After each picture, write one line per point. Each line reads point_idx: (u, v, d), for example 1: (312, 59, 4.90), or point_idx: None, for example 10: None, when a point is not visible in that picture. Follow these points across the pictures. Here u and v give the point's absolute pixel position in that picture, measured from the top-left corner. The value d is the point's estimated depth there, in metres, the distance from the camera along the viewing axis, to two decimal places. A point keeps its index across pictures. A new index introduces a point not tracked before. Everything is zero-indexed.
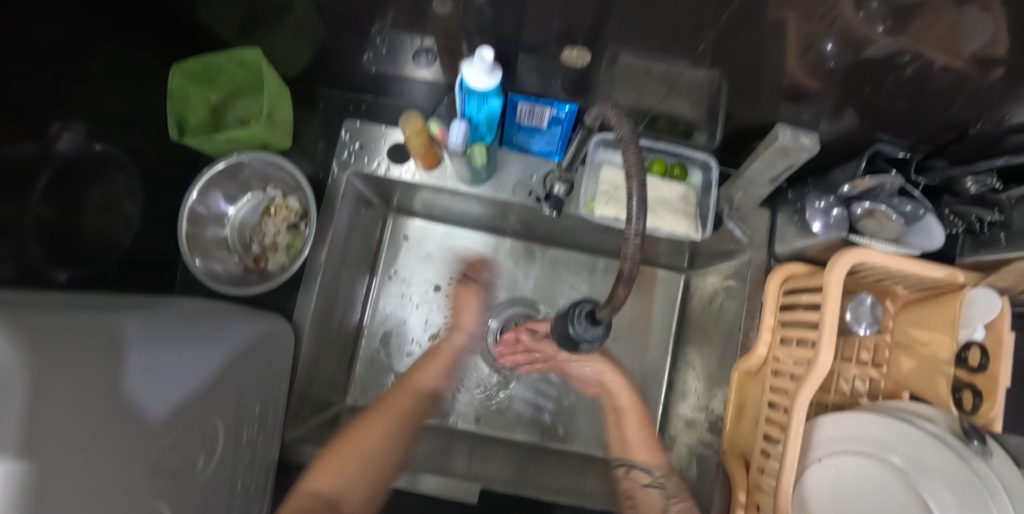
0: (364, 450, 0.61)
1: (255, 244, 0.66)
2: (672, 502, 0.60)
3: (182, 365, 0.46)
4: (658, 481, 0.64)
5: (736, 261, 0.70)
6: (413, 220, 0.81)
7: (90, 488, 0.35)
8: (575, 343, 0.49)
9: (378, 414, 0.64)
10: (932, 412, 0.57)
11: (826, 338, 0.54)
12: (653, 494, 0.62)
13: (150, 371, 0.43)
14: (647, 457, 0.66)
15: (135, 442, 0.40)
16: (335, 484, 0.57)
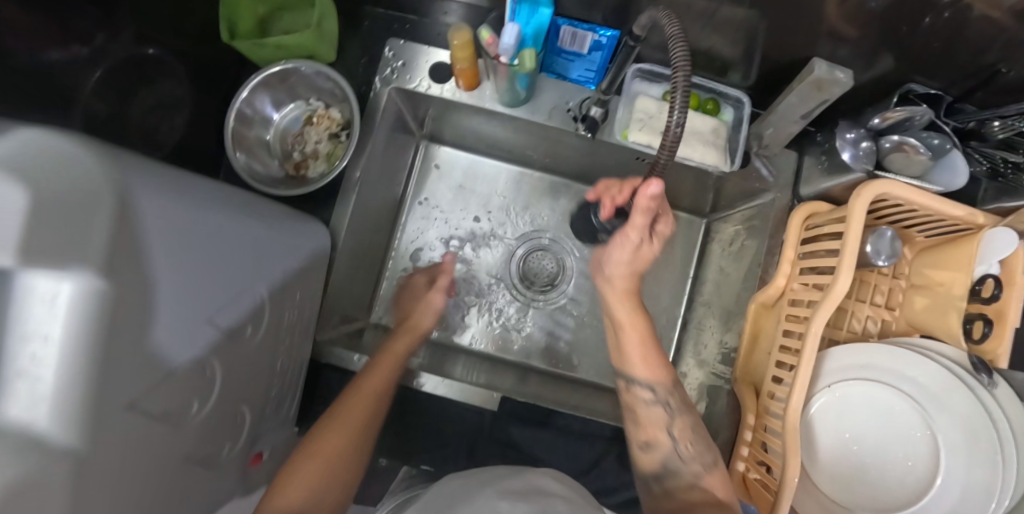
0: (343, 451, 0.52)
1: (297, 152, 0.69)
2: (674, 417, 0.56)
3: (238, 233, 0.48)
4: (661, 399, 0.57)
5: (759, 201, 0.71)
6: (443, 148, 0.83)
7: (160, 323, 0.38)
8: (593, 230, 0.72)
9: (330, 426, 0.53)
10: (944, 348, 0.58)
11: (845, 263, 0.55)
12: (658, 411, 0.56)
13: (217, 232, 0.45)
14: (646, 373, 0.57)
15: (201, 294, 0.42)
16: (311, 486, 0.48)
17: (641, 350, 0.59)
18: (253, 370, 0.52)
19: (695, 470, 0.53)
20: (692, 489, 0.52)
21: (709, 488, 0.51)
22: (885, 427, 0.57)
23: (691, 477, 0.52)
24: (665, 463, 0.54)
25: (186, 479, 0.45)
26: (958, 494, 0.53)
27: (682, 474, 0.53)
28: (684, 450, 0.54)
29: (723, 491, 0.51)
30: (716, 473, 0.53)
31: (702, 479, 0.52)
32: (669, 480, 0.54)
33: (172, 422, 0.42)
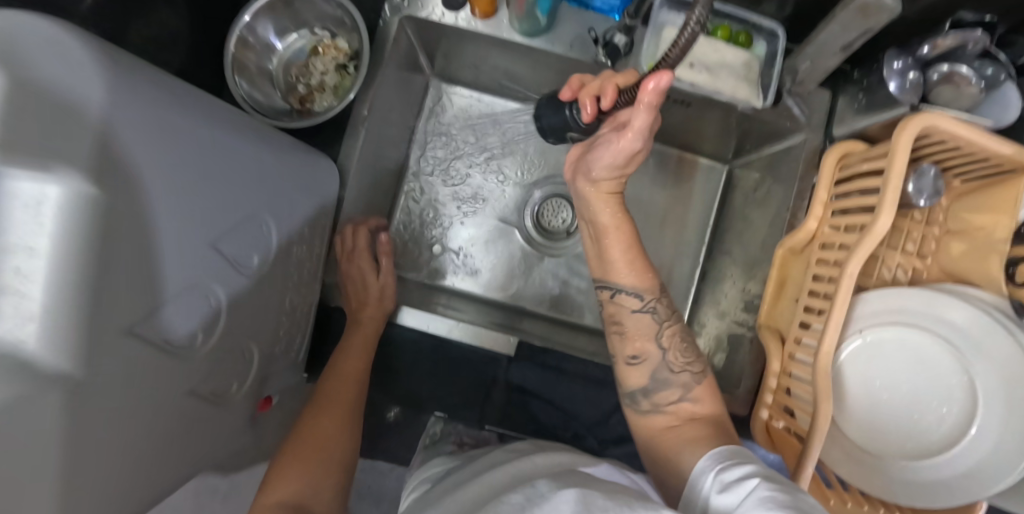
0: (329, 440, 0.48)
1: (301, 84, 0.65)
2: (666, 326, 0.53)
3: (239, 155, 0.44)
4: (650, 306, 0.54)
5: (787, 143, 0.67)
6: (455, 88, 0.80)
7: (157, 243, 0.35)
8: (563, 131, 0.57)
9: (315, 411, 0.50)
10: (979, 294, 0.56)
11: (887, 201, 0.51)
12: (645, 318, 0.53)
13: (216, 150, 0.41)
14: (632, 280, 0.54)
15: (202, 215, 0.39)
16: (294, 487, 0.42)
17: (627, 257, 0.54)
18: (260, 310, 0.49)
19: (686, 381, 0.51)
20: (676, 402, 0.51)
21: (697, 400, 0.50)
22: (920, 372, 0.56)
23: (678, 389, 0.51)
24: (656, 382, 0.51)
25: (188, 412, 0.42)
26: (995, 439, 0.52)
27: (671, 383, 0.51)
28: (672, 360, 0.52)
29: (708, 401, 0.51)
30: (704, 384, 0.52)
31: (688, 392, 0.51)
32: (657, 393, 0.51)
33: (172, 352, 0.39)
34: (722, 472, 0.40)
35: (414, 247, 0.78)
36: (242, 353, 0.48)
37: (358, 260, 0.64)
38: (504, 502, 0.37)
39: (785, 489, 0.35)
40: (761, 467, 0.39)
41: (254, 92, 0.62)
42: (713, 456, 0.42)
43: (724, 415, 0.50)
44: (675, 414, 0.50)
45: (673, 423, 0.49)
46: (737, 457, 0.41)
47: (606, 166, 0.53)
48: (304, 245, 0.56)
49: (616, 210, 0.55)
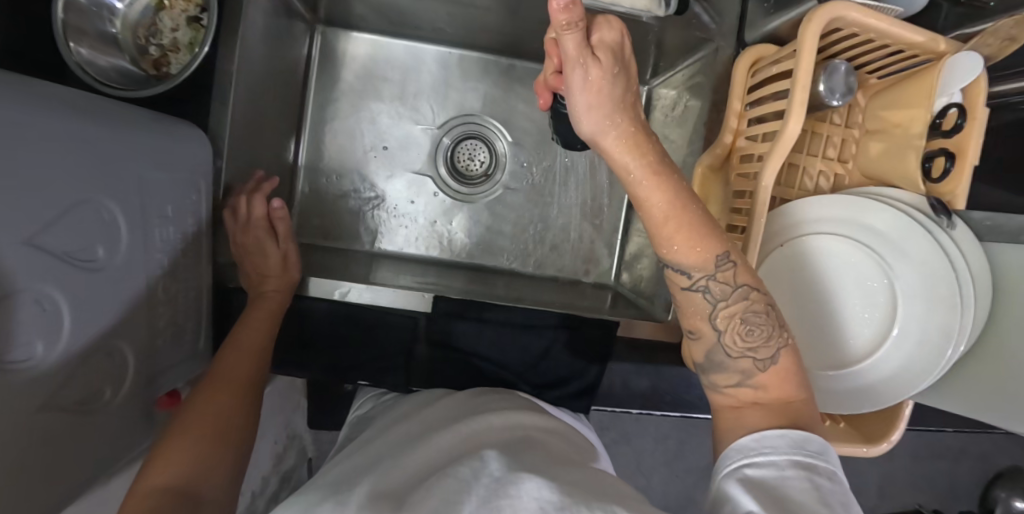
0: (223, 417, 0.44)
1: (152, 46, 0.57)
2: (723, 308, 0.40)
3: (58, 135, 0.37)
4: (702, 284, 0.40)
5: (701, 54, 0.64)
6: (352, 34, 0.73)
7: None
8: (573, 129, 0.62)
9: (208, 389, 0.46)
10: (900, 195, 0.53)
11: (796, 103, 0.48)
12: (694, 298, 0.41)
13: (23, 132, 0.34)
14: (682, 256, 0.39)
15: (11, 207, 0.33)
16: (179, 465, 0.39)
17: (677, 214, 0.39)
18: (126, 305, 0.44)
19: (747, 366, 0.39)
20: (735, 386, 0.40)
21: (761, 386, 0.39)
22: (844, 281, 0.53)
23: (738, 375, 0.39)
24: (711, 361, 0.41)
25: (51, 427, 0.38)
26: (916, 339, 0.51)
27: (723, 365, 0.40)
28: (732, 343, 0.40)
29: (779, 387, 0.38)
30: (776, 369, 0.39)
31: (749, 378, 0.39)
32: (712, 374, 0.41)
33: (8, 369, 0.34)
34: (764, 472, 0.33)
35: (329, 210, 0.74)
36: (112, 354, 0.43)
37: (253, 231, 0.60)
38: (451, 476, 0.38)
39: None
40: (819, 496, 0.31)
41: (95, 58, 0.52)
42: (768, 440, 0.35)
43: (799, 400, 0.38)
44: (733, 399, 0.40)
45: (733, 406, 0.39)
46: (801, 456, 0.34)
47: (586, 118, 0.39)
48: (173, 225, 0.50)
49: (654, 175, 0.38)
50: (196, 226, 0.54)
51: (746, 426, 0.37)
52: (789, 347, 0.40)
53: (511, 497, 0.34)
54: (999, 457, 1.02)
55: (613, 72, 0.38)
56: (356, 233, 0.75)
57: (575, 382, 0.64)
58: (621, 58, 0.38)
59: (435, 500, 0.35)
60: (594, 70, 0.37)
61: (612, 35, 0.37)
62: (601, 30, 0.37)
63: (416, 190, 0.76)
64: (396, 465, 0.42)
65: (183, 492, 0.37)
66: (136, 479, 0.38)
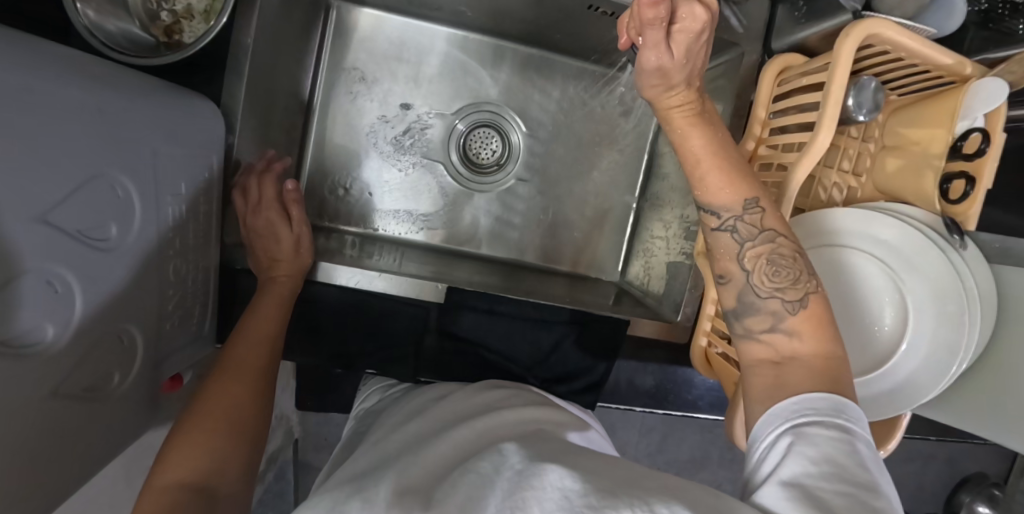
0: (238, 408, 0.43)
1: (164, 11, 0.53)
2: (751, 246, 0.40)
3: (69, 103, 0.34)
4: (730, 223, 0.41)
5: (727, 57, 0.63)
6: (364, 10, 0.70)
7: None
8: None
9: (223, 377, 0.45)
10: (913, 212, 0.55)
11: (827, 117, 0.48)
12: (724, 239, 0.41)
13: (31, 99, 0.31)
14: (717, 193, 0.41)
15: (22, 180, 0.30)
16: (194, 460, 0.38)
17: (713, 157, 0.41)
18: (138, 286, 0.42)
19: (778, 308, 0.38)
20: (768, 331, 0.38)
21: (793, 332, 0.37)
22: (855, 293, 0.55)
23: (768, 317, 0.39)
24: (743, 305, 0.40)
25: (59, 413, 0.36)
26: (924, 352, 0.52)
27: (755, 308, 0.39)
28: (763, 283, 0.39)
29: (813, 336, 0.37)
30: (807, 313, 0.38)
31: (782, 321, 0.38)
32: (745, 319, 0.40)
33: (15, 355, 0.31)
34: (803, 432, 0.31)
35: (337, 191, 0.72)
36: (121, 336, 0.41)
37: (264, 212, 0.57)
38: (471, 471, 0.35)
39: (859, 507, 0.27)
40: (858, 462, 0.29)
41: (103, 21, 0.49)
42: (810, 402, 0.33)
43: (835, 356, 0.36)
44: (770, 347, 0.38)
45: (772, 359, 0.38)
46: (842, 421, 0.32)
47: (647, 83, 0.42)
48: (184, 203, 0.48)
49: (698, 132, 0.41)
50: (206, 204, 0.52)
51: (790, 386, 0.35)
52: (819, 294, 0.39)
53: (535, 488, 0.30)
54: (965, 461, 1.07)
55: (686, 60, 0.40)
56: (365, 217, 0.73)
57: (584, 377, 0.64)
58: (699, 51, 0.40)
59: (461, 497, 0.33)
60: (667, 61, 0.39)
61: (694, 29, 0.38)
62: (684, 20, 0.38)
63: (427, 174, 0.74)
64: (416, 461, 0.41)
65: (201, 488, 0.37)
66: (151, 472, 0.37)
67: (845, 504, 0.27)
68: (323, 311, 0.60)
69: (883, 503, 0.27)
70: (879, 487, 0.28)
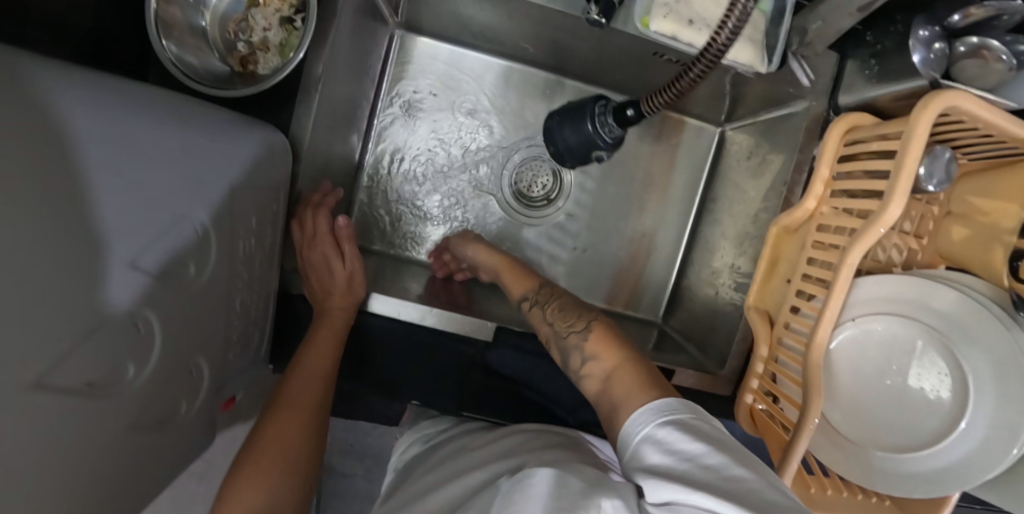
0: (290, 450, 0.45)
1: (241, 42, 0.54)
2: (548, 308, 0.55)
3: (142, 145, 0.36)
4: (527, 304, 0.58)
5: (791, 110, 0.63)
6: (427, 40, 0.72)
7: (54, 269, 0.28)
8: (587, 151, 0.44)
9: (279, 419, 0.47)
10: (973, 282, 0.54)
11: (899, 189, 0.47)
12: (535, 313, 0.56)
13: (111, 147, 0.33)
14: (519, 289, 0.60)
15: (104, 228, 0.32)
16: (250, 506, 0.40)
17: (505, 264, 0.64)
18: (210, 319, 0.44)
19: (578, 338, 0.49)
20: (585, 365, 0.47)
21: (592, 355, 0.47)
22: (908, 362, 0.54)
23: (578, 352, 0.48)
24: (565, 354, 0.50)
25: (133, 446, 0.38)
26: (980, 435, 0.50)
27: (569, 347, 0.50)
28: (563, 327, 0.52)
29: (609, 349, 0.47)
30: (594, 336, 0.49)
31: (585, 351, 0.48)
32: (569, 360, 0.49)
33: (100, 392, 0.33)
34: (657, 433, 0.37)
35: (388, 216, 0.73)
36: (191, 370, 0.43)
37: (319, 245, 0.59)
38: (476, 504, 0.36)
39: (706, 475, 0.32)
40: (691, 434, 0.35)
41: (186, 56, 0.50)
42: (644, 411, 0.39)
43: (626, 360, 0.45)
44: (591, 376, 0.46)
45: (601, 380, 0.45)
46: (668, 413, 0.38)
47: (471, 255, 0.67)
48: (252, 234, 0.49)
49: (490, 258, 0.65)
50: (272, 234, 0.53)
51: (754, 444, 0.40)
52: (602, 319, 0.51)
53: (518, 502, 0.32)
54: None
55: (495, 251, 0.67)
56: (418, 243, 0.74)
57: None
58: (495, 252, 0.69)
59: None
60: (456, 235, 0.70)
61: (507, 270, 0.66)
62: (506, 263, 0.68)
63: (476, 204, 0.75)
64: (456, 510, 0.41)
65: None
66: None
67: (698, 473, 0.32)
68: (371, 339, 0.61)
69: (719, 461, 0.33)
70: (716, 444, 0.35)
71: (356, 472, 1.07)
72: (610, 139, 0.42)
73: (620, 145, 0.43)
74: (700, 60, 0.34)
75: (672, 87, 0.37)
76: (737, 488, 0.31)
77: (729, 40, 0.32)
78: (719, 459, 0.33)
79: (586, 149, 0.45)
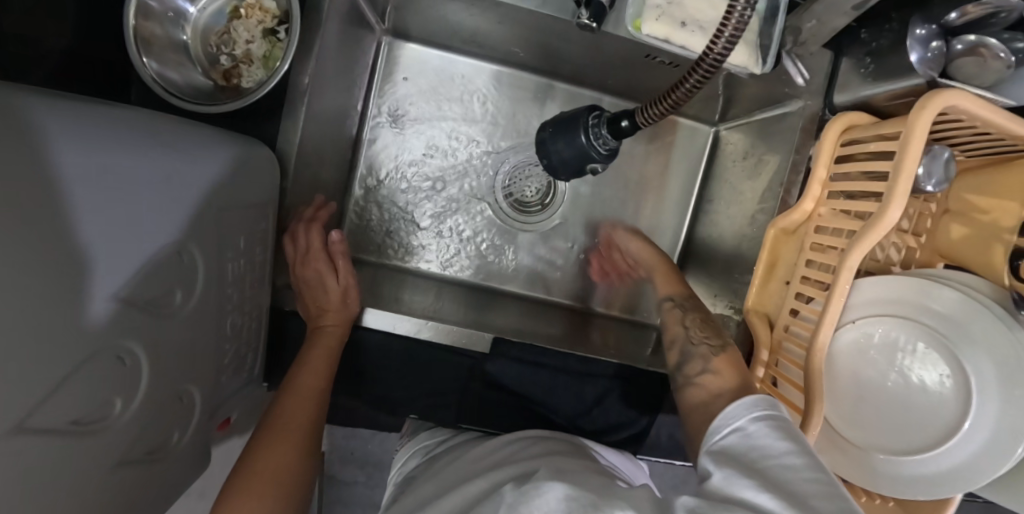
0: (286, 472, 0.44)
1: (224, 55, 0.52)
2: (688, 313, 0.56)
3: (120, 174, 0.34)
4: (665, 304, 0.60)
5: (786, 109, 0.62)
6: (415, 46, 0.70)
7: (39, 314, 0.27)
8: (580, 165, 0.42)
9: (272, 439, 0.46)
10: (975, 282, 0.53)
11: (899, 190, 0.47)
12: (670, 313, 0.58)
13: (82, 176, 0.31)
14: (669, 289, 0.61)
15: (84, 263, 0.30)
16: None
17: (664, 267, 0.65)
18: (199, 345, 0.42)
19: (701, 349, 0.50)
20: (701, 374, 0.48)
21: (716, 370, 0.47)
22: (908, 364, 0.53)
23: (700, 361, 0.49)
24: (685, 358, 0.51)
25: (124, 480, 0.37)
26: (985, 433, 0.49)
27: (692, 352, 0.51)
28: (695, 336, 0.52)
29: (731, 373, 0.46)
30: (725, 356, 0.48)
31: (708, 363, 0.48)
32: (686, 366, 0.50)
33: (85, 430, 0.32)
34: (743, 430, 0.37)
35: (381, 226, 0.72)
36: (181, 398, 0.41)
37: (313, 264, 0.57)
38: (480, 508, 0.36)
39: (783, 474, 0.32)
40: (780, 431, 0.35)
41: (166, 72, 0.48)
42: (734, 408, 0.39)
43: (747, 384, 0.44)
44: (700, 387, 0.47)
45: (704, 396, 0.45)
46: (758, 413, 0.37)
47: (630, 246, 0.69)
48: (241, 253, 0.48)
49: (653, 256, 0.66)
50: (261, 252, 0.52)
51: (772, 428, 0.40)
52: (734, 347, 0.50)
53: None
54: None
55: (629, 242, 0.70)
56: (411, 253, 0.73)
57: (631, 427, 0.62)
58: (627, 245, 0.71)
59: None
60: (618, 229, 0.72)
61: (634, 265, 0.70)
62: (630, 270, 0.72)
63: (470, 211, 0.74)
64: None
65: None
66: None
67: (770, 472, 0.32)
68: (367, 354, 0.60)
69: (800, 463, 0.32)
70: (800, 447, 0.34)
71: (356, 480, 1.06)
72: (605, 150, 0.40)
73: (615, 155, 0.41)
74: (697, 69, 0.33)
75: (666, 100, 0.35)
76: (808, 494, 0.30)
77: (730, 46, 0.31)
78: (799, 465, 0.32)
79: (579, 162, 0.42)
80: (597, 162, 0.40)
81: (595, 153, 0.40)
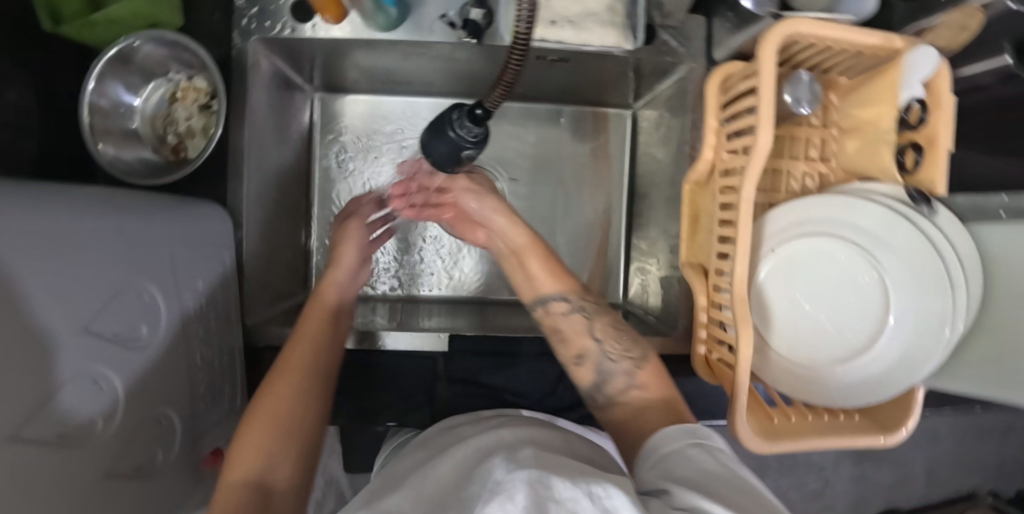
0: (298, 410, 0.47)
1: (170, 134, 0.62)
2: (596, 322, 0.54)
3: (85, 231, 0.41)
4: (577, 304, 0.54)
5: (675, 77, 0.68)
6: (346, 98, 0.79)
7: (32, 338, 0.33)
8: (457, 155, 0.48)
9: (281, 373, 0.49)
10: (884, 188, 0.55)
11: (763, 117, 0.51)
12: (575, 318, 0.54)
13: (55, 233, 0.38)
14: (555, 287, 0.55)
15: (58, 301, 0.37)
16: (257, 460, 0.42)
17: (533, 244, 0.58)
18: (168, 375, 0.48)
19: (627, 367, 0.51)
20: (625, 392, 0.50)
21: (642, 385, 0.50)
22: (835, 278, 0.55)
23: (624, 378, 0.50)
24: (601, 376, 0.52)
25: (115, 493, 0.42)
26: (913, 325, 0.52)
27: (614, 375, 0.51)
28: (611, 350, 0.52)
29: (656, 387, 0.50)
30: (649, 368, 0.51)
31: (633, 378, 0.50)
32: (604, 385, 0.51)
33: (72, 444, 0.37)
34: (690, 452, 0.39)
35: None
36: (159, 422, 0.47)
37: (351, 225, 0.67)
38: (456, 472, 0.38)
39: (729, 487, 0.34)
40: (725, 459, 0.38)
41: (122, 154, 0.58)
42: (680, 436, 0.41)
43: (673, 397, 0.49)
44: (627, 405, 0.50)
45: (628, 413, 0.49)
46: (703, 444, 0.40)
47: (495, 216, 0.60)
48: (202, 295, 0.54)
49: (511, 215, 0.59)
50: (223, 294, 0.59)
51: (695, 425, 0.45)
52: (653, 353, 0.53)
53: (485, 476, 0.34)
54: (1014, 433, 1.09)
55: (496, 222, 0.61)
56: (375, 280, 0.78)
57: None
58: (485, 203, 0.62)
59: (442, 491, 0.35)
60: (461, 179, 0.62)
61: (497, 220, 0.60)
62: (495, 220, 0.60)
63: (422, 232, 0.79)
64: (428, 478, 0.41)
65: (259, 482, 0.41)
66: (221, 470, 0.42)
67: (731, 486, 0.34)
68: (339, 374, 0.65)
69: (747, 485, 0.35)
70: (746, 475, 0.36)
71: None
72: (473, 137, 0.46)
73: (484, 140, 0.46)
74: (511, 58, 0.36)
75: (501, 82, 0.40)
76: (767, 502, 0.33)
77: (530, 26, 0.35)
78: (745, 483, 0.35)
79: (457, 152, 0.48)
80: (468, 149, 0.46)
81: (466, 143, 0.46)
